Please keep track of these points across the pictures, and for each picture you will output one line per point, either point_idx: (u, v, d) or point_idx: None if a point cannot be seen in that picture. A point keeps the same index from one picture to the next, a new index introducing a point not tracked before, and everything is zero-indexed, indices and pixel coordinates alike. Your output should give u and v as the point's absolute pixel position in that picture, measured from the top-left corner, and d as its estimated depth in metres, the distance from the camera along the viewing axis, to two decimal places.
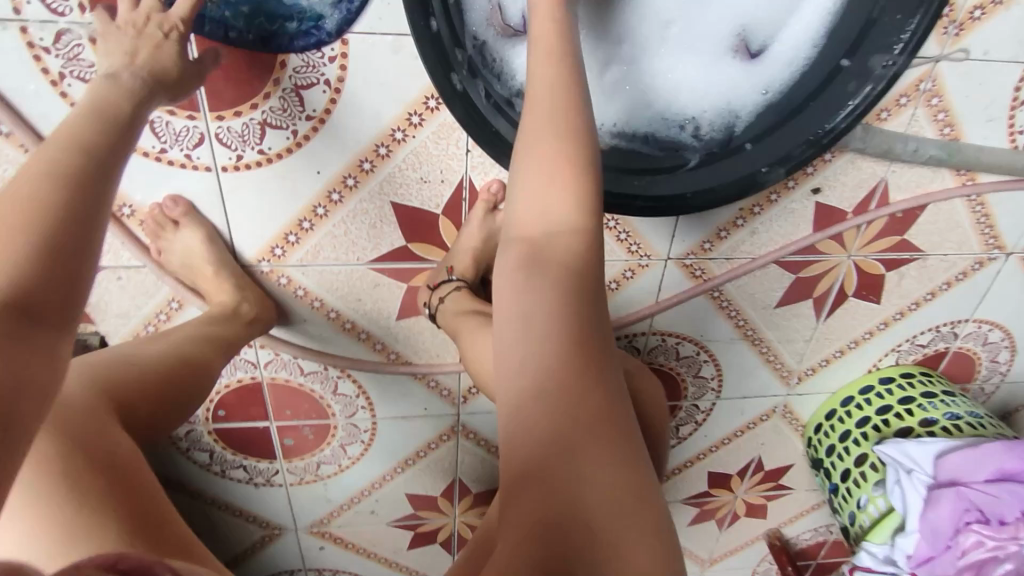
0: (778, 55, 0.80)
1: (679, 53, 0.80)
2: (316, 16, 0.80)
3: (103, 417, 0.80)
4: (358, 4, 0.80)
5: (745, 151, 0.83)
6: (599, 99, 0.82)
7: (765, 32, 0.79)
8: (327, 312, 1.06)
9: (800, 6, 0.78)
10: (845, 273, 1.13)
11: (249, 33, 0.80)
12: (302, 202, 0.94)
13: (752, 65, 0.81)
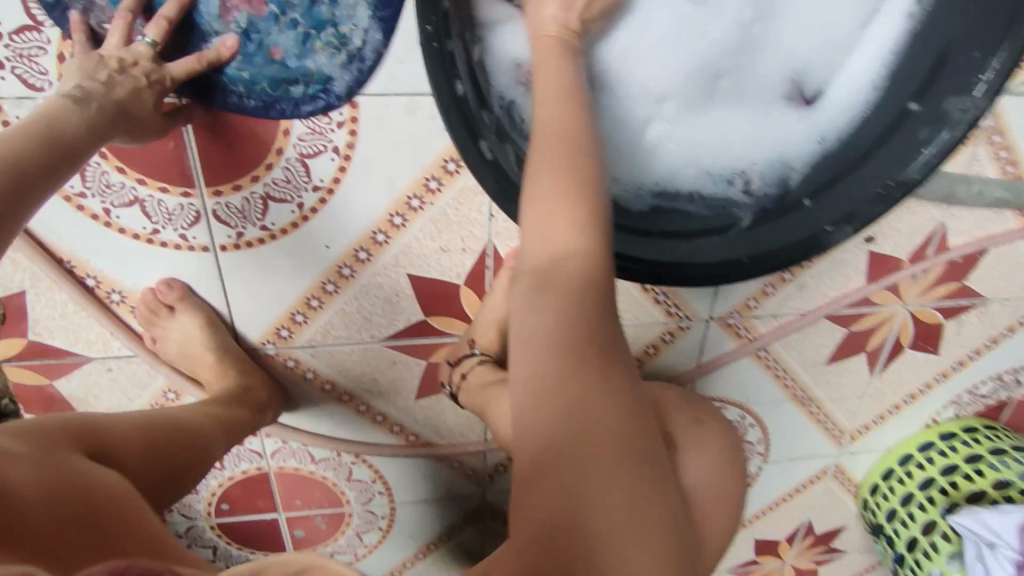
0: (835, 101, 0.76)
1: (729, 103, 0.77)
2: (324, 78, 0.72)
3: (78, 458, 0.65)
4: (370, 64, 0.72)
5: (804, 208, 0.75)
6: (642, 159, 0.75)
7: (820, 77, 0.76)
8: (340, 394, 0.96)
9: (857, 48, 0.74)
10: (900, 324, 1.04)
11: (250, 100, 0.72)
12: (311, 279, 0.86)
13: (808, 112, 0.77)
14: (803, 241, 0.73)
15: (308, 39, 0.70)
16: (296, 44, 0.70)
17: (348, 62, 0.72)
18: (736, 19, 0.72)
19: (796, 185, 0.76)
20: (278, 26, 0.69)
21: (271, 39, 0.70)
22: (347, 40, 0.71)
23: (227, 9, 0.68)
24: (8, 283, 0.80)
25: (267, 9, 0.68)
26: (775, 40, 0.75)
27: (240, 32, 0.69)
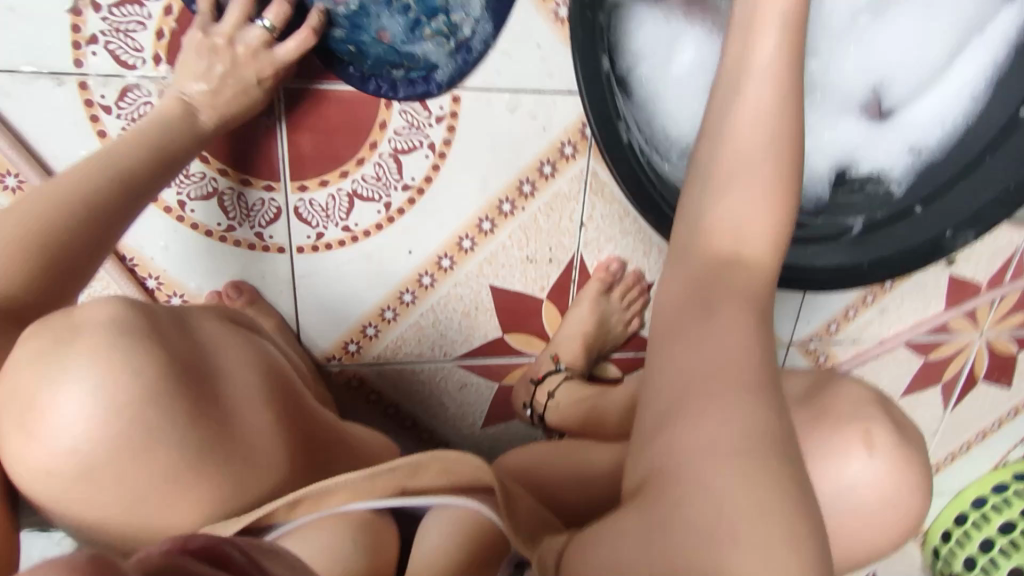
0: (914, 117, 0.74)
1: (809, 101, 0.71)
2: (429, 65, 0.70)
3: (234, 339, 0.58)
4: (476, 55, 0.70)
5: (917, 214, 0.75)
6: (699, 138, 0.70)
7: (903, 90, 0.72)
8: (403, 419, 0.88)
9: (955, 63, 0.72)
10: (976, 354, 1.01)
11: (351, 82, 0.69)
12: (388, 287, 0.80)
13: (883, 123, 0.73)
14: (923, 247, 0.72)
15: (418, 25, 0.67)
16: (405, 29, 0.67)
17: (455, 51, 0.70)
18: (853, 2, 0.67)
19: (903, 194, 0.75)
20: (389, 9, 0.66)
21: (379, 22, 0.66)
22: (457, 28, 0.68)
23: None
24: None
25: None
26: (881, 35, 0.70)
27: (348, 14, 0.65)
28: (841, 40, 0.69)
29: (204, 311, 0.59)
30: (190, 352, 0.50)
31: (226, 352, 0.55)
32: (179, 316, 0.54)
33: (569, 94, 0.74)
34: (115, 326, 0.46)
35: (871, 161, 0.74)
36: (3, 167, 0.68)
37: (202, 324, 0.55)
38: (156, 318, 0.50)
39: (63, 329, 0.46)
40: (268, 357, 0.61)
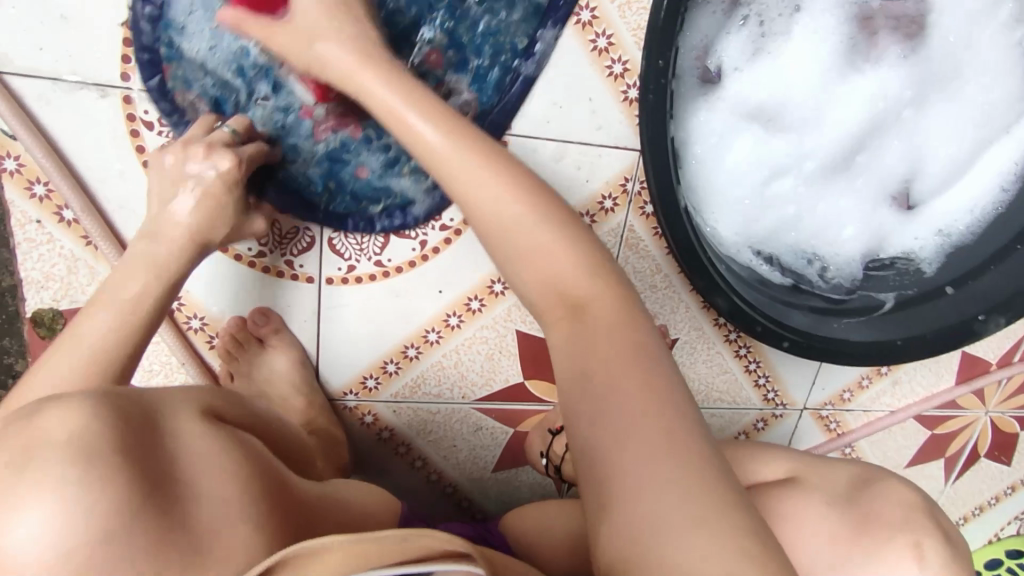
0: (938, 210, 0.77)
1: (838, 188, 0.76)
2: (406, 199, 0.71)
3: (197, 423, 0.50)
4: None
5: (947, 295, 0.74)
6: (745, 211, 0.74)
7: (926, 188, 0.77)
8: (412, 460, 0.86)
9: (974, 163, 0.76)
10: (980, 431, 1.03)
11: (326, 215, 0.70)
12: (414, 325, 0.78)
13: (910, 215, 0.77)
14: (953, 326, 0.72)
15: (397, 163, 0.69)
16: (383, 166, 0.69)
17: (432, 188, 0.71)
18: (894, 95, 0.72)
19: (934, 275, 0.76)
20: (369, 147, 0.68)
21: (359, 158, 0.69)
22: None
23: (319, 130, 0.67)
24: (78, 293, 0.70)
25: (362, 132, 0.68)
26: (914, 130, 0.75)
27: (329, 153, 0.68)
28: (874, 137, 0.75)
29: (183, 402, 0.52)
30: (163, 466, 0.42)
31: (206, 457, 0.47)
32: (153, 418, 0.46)
33: (615, 148, 0.74)
34: (73, 447, 0.38)
35: (900, 242, 0.77)
36: (33, 174, 0.65)
37: (182, 424, 0.48)
38: (122, 431, 0.42)
39: (18, 447, 0.39)
40: (255, 453, 0.53)
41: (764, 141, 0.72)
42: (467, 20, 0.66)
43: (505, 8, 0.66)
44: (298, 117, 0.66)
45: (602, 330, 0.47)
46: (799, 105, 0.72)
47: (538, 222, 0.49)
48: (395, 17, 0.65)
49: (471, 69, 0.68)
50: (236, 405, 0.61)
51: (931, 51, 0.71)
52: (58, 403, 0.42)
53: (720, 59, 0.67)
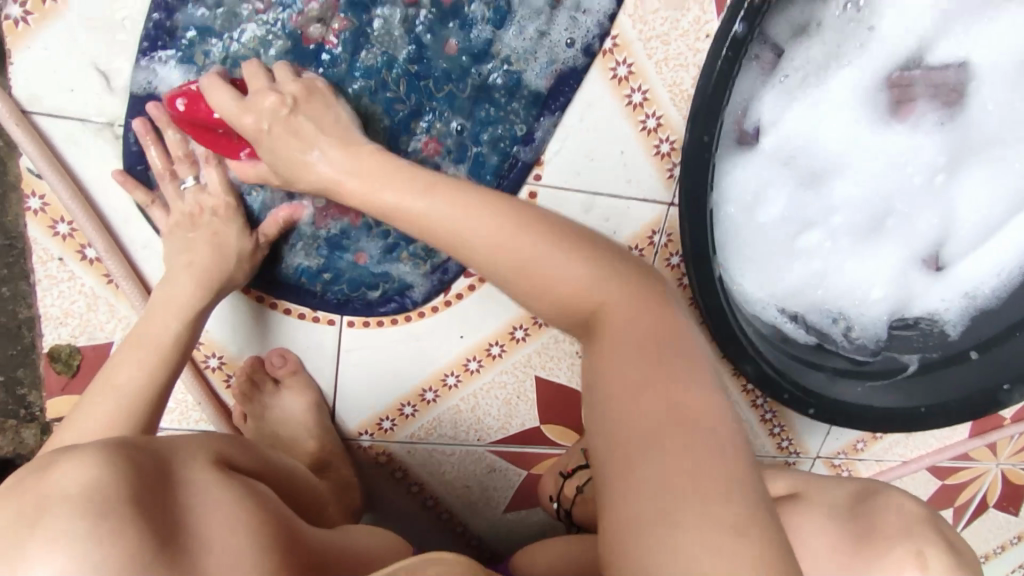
0: (966, 274, 0.77)
1: (868, 251, 0.76)
2: (404, 285, 0.73)
3: (210, 475, 0.50)
4: (451, 275, 0.73)
5: (971, 360, 0.75)
6: (775, 270, 0.73)
7: (957, 252, 0.76)
8: (424, 499, 0.85)
9: (1003, 228, 0.75)
10: (990, 482, 1.02)
11: (324, 298, 0.72)
12: (433, 369, 0.77)
13: (939, 277, 0.77)
14: (977, 395, 0.72)
15: (395, 249, 0.71)
16: (383, 251, 0.71)
17: (430, 272, 0.72)
18: (928, 162, 0.72)
19: (958, 338, 0.76)
20: (369, 235, 0.70)
21: (358, 245, 0.70)
22: (434, 253, 0.71)
23: (320, 217, 0.68)
24: (96, 330, 0.70)
25: (362, 220, 0.68)
26: (949, 196, 0.74)
27: (329, 239, 0.69)
28: (908, 201, 0.74)
29: (197, 454, 0.53)
30: (173, 519, 0.43)
31: (216, 511, 0.47)
32: (163, 471, 0.47)
33: (644, 201, 0.73)
34: (84, 501, 0.39)
35: (924, 304, 0.77)
36: (56, 214, 0.65)
37: (193, 476, 0.49)
38: (135, 482, 0.42)
39: (30, 502, 0.39)
40: (269, 506, 0.53)
41: (796, 198, 0.71)
42: (467, 112, 0.67)
43: (503, 99, 0.67)
44: (302, 202, 0.67)
45: (621, 333, 0.45)
46: (828, 159, 0.71)
47: (551, 250, 0.46)
48: (395, 109, 0.66)
49: (470, 156, 0.69)
50: (249, 455, 0.61)
51: (968, 119, 0.70)
52: (73, 456, 0.42)
53: (759, 119, 0.66)
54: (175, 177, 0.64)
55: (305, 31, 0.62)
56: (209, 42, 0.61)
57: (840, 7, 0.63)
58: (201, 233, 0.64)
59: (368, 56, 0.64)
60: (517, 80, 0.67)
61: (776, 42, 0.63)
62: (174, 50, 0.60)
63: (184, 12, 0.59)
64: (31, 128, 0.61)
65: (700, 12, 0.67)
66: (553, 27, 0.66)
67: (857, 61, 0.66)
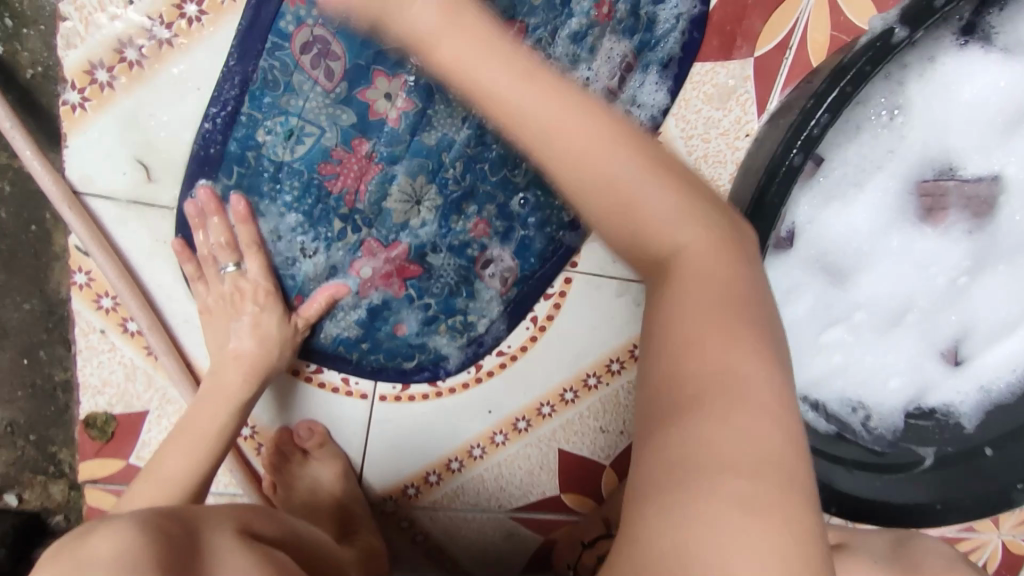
0: (981, 370, 0.77)
1: (891, 343, 0.76)
2: (439, 356, 0.73)
3: (232, 543, 0.51)
4: (487, 345, 0.74)
5: (986, 457, 0.74)
6: (800, 362, 0.73)
7: (973, 346, 0.77)
8: (443, 562, 0.84)
9: (1018, 329, 0.76)
10: (990, 552, 1.04)
11: (358, 367, 0.72)
12: (459, 441, 0.78)
13: (955, 371, 0.78)
14: (986, 496, 0.71)
15: (434, 321, 0.72)
16: (422, 323, 0.72)
17: (466, 344, 0.73)
18: (952, 266, 0.73)
19: (975, 432, 0.76)
20: (410, 305, 0.71)
21: (398, 315, 0.71)
22: (471, 326, 0.73)
23: (365, 287, 0.69)
24: (133, 400, 0.70)
25: (405, 291, 0.70)
26: (969, 296, 0.75)
27: (370, 308, 0.70)
28: (932, 303, 0.75)
29: (226, 521, 0.54)
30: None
31: (233, 574, 0.47)
32: (195, 536, 0.49)
33: None
34: (117, 566, 0.41)
35: (940, 395, 0.78)
36: (101, 288, 0.66)
37: (221, 540, 0.51)
38: (166, 545, 0.45)
39: (68, 568, 0.42)
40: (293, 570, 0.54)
41: (824, 296, 0.71)
42: (517, 195, 0.69)
43: (552, 185, 0.69)
44: (346, 276, 0.68)
45: (703, 274, 0.39)
46: (858, 257, 0.71)
47: (648, 178, 0.39)
48: (449, 189, 0.68)
49: (516, 238, 0.71)
50: (277, 518, 0.62)
51: (996, 229, 0.71)
52: (108, 525, 0.45)
53: (794, 222, 0.66)
54: (217, 263, 0.64)
55: (371, 105, 0.63)
56: (274, 120, 0.61)
57: (876, 114, 0.63)
58: (243, 322, 0.64)
59: (427, 137, 0.66)
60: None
61: (817, 152, 0.62)
62: (243, 114, 0.60)
63: (257, 81, 0.60)
64: (82, 208, 0.61)
65: (741, 112, 0.67)
66: None
67: (887, 165, 0.66)
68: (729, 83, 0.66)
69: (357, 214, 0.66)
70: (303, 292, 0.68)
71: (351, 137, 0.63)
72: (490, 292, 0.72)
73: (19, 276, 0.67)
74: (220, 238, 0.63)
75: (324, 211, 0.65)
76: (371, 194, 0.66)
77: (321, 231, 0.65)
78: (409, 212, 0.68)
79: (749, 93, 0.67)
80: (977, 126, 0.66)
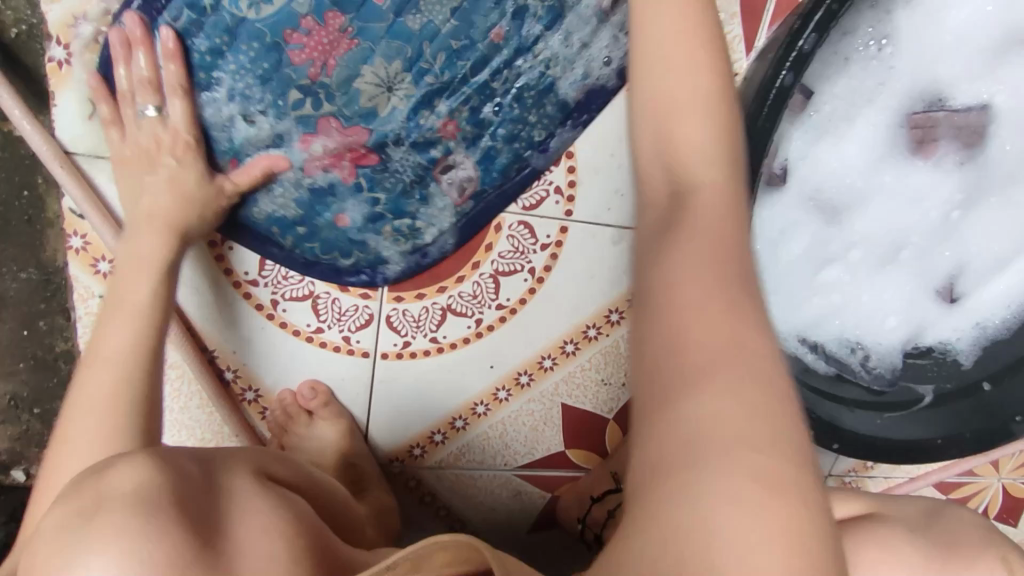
0: (976, 307, 0.78)
1: (891, 280, 0.77)
2: (378, 259, 0.71)
3: (246, 485, 0.51)
4: (432, 258, 0.72)
5: (983, 391, 0.75)
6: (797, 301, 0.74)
7: (969, 282, 0.78)
8: (451, 522, 0.85)
9: (1014, 262, 0.77)
10: (990, 496, 1.05)
11: (295, 255, 0.69)
12: (462, 399, 0.79)
13: (951, 309, 0.78)
14: (989, 431, 0.72)
15: (380, 219, 0.70)
16: (366, 218, 0.69)
17: (409, 252, 0.72)
18: (945, 199, 0.73)
19: (971, 367, 0.77)
20: (355, 197, 0.68)
21: (341, 205, 0.68)
22: (419, 233, 0.71)
23: (311, 165, 0.65)
24: None
25: (354, 178, 0.67)
26: (964, 231, 0.76)
27: (314, 189, 0.66)
28: (927, 238, 0.75)
29: (241, 462, 0.54)
30: (206, 520, 0.44)
31: (246, 517, 0.47)
32: (210, 474, 0.49)
33: None
34: (127, 504, 0.41)
35: (936, 333, 0.78)
36: (97, 251, 0.67)
37: (236, 482, 0.50)
38: (181, 482, 0.45)
39: (88, 499, 0.42)
40: (308, 516, 0.54)
41: (820, 233, 0.72)
42: (493, 102, 0.67)
43: (532, 100, 0.68)
44: (294, 149, 0.64)
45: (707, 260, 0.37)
46: (852, 192, 0.71)
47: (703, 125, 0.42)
48: (425, 81, 0.64)
49: (482, 147, 0.69)
50: (292, 464, 0.62)
51: (986, 159, 0.72)
52: (124, 461, 0.45)
53: (786, 158, 0.66)
54: (134, 102, 0.59)
55: None
56: None
57: (864, 44, 0.63)
58: (157, 175, 0.60)
59: (412, 20, 0.61)
60: (549, 86, 0.68)
61: (806, 83, 0.62)
62: None
63: None
64: (179, 320, 0.69)
65: (729, 51, 0.68)
66: (595, 41, 0.67)
67: (877, 98, 0.67)
68: (716, 20, 0.66)
69: (321, 87, 0.62)
70: (238, 155, 0.63)
71: (324, 8, 0.59)
72: (445, 201, 0.70)
73: (13, 245, 0.67)
74: (145, 73, 0.58)
75: (281, 80, 0.61)
76: (340, 71, 0.62)
77: (270, 97, 0.61)
78: (378, 100, 0.64)
79: (737, 31, 0.67)
80: (963, 55, 0.67)
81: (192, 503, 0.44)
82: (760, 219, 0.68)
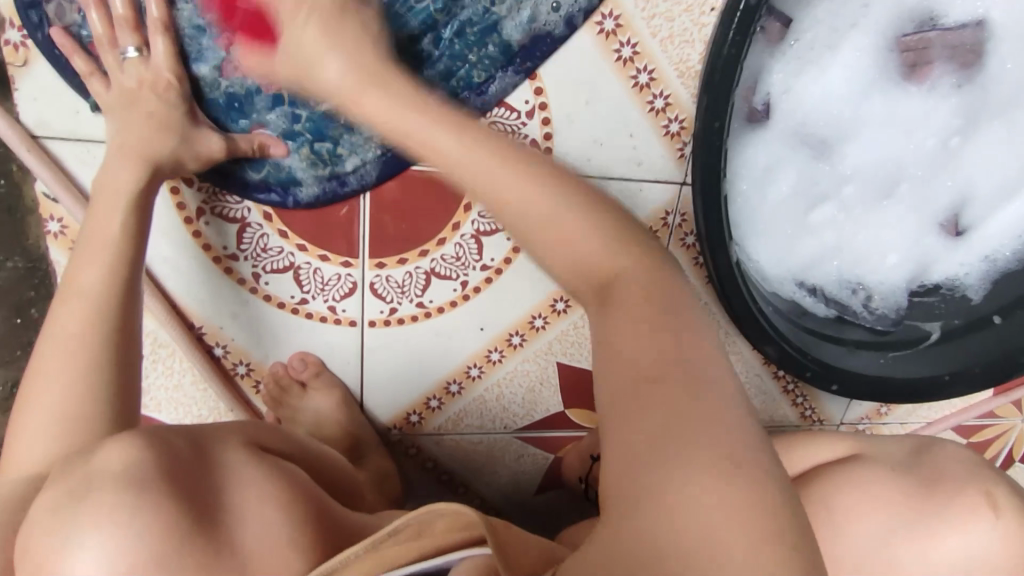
0: (983, 240, 0.74)
1: (891, 211, 0.73)
2: (292, 179, 0.66)
3: (239, 454, 0.48)
4: (348, 189, 0.67)
5: (994, 325, 0.72)
6: (789, 241, 0.71)
7: (976, 213, 0.74)
8: (455, 487, 0.86)
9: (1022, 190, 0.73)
10: (1016, 437, 0.97)
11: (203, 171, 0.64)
12: (456, 362, 0.78)
13: (958, 242, 0.74)
14: (996, 364, 0.70)
15: (299, 138, 0.64)
16: (282, 134, 0.64)
17: (327, 178, 0.66)
18: (942, 127, 0.70)
19: (980, 302, 0.74)
20: (273, 109, 0.62)
21: (260, 115, 0.63)
22: (339, 160, 0.66)
23: (229, 67, 0.59)
24: None
25: (275, 91, 0.61)
26: (965, 159, 0.72)
27: (230, 91, 0.61)
28: (927, 167, 0.72)
29: (234, 434, 0.51)
30: (203, 497, 0.42)
31: (247, 489, 0.45)
32: (201, 447, 0.46)
33: (657, 183, 0.71)
34: (115, 479, 0.40)
35: (943, 268, 0.75)
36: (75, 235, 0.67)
37: (229, 452, 0.48)
38: (169, 460, 0.42)
39: (77, 479, 0.41)
40: (305, 480, 0.52)
41: (807, 169, 0.69)
42: (434, 34, 0.61)
43: (474, 37, 0.62)
44: (213, 44, 0.58)
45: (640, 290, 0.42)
46: (839, 124, 0.68)
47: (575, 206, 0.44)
48: None
49: (420, 80, 0.63)
50: (282, 433, 0.60)
51: (987, 81, 0.68)
52: (111, 440, 0.43)
53: (767, 94, 0.64)
54: None
55: None
56: None
57: None
58: None
59: None
60: (495, 24, 0.62)
61: (782, 10, 0.59)
62: None
63: None
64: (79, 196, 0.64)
65: None
66: None
67: (862, 22, 0.63)
68: None
69: None
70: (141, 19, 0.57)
71: None
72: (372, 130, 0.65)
73: None
74: None
75: None
76: None
77: None
78: None
79: None
80: None
81: (185, 483, 0.42)
82: (740, 159, 0.66)
